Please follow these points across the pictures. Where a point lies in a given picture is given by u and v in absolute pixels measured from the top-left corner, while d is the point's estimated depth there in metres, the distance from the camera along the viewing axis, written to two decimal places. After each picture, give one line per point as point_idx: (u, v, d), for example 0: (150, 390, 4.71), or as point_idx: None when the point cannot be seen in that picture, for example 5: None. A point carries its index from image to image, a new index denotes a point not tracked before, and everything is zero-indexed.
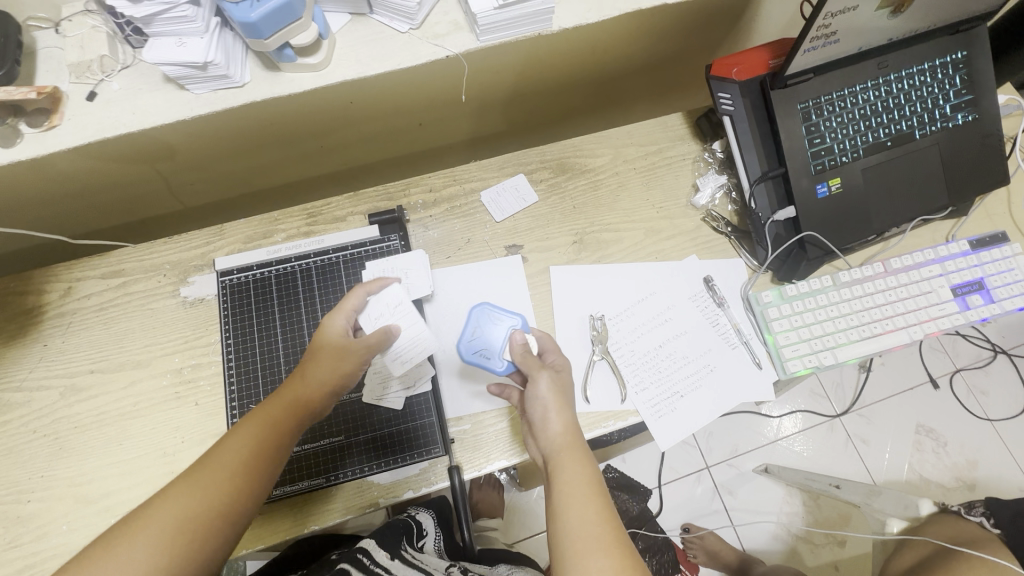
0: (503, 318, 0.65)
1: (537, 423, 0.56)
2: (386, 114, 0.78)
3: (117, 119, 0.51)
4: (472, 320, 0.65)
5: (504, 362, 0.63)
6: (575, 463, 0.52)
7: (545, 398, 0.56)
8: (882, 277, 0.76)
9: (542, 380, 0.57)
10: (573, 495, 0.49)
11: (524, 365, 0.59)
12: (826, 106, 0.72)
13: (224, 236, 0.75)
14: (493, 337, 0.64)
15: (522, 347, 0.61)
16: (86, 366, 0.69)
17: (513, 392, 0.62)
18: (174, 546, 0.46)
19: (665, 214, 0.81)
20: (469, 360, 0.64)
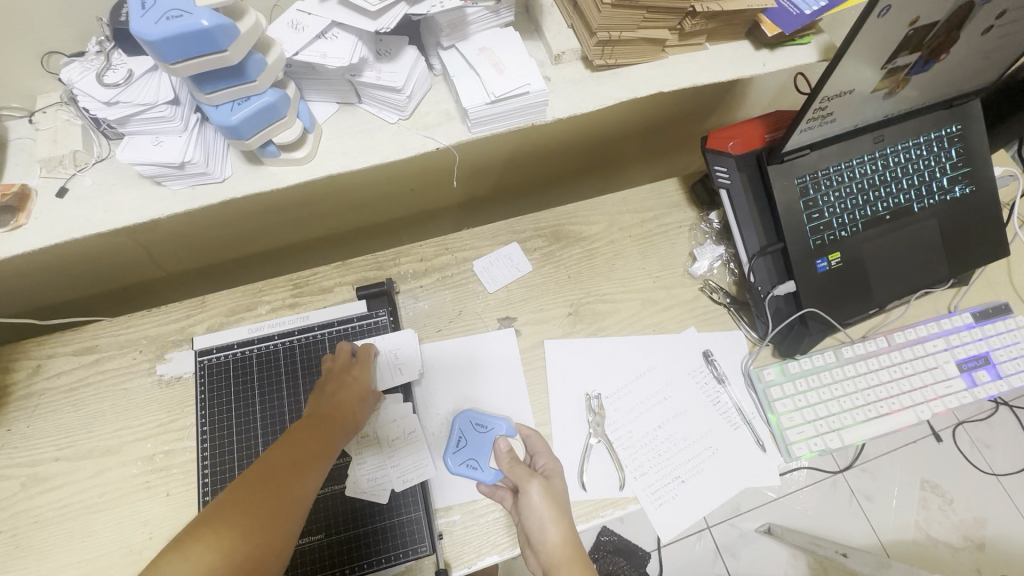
0: (488, 424, 0.67)
1: (534, 537, 0.55)
2: (376, 183, 0.76)
3: (87, 218, 0.48)
4: (457, 430, 0.66)
5: (491, 471, 0.64)
6: None
7: (539, 508, 0.56)
8: (886, 352, 0.74)
9: (534, 490, 0.57)
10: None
11: (513, 475, 0.59)
12: (825, 181, 0.71)
13: (205, 309, 0.72)
14: (480, 446, 0.66)
15: (507, 455, 0.62)
16: (51, 453, 0.65)
17: (506, 496, 0.62)
18: (261, 536, 0.45)
19: (662, 284, 0.79)
20: (458, 471, 0.64)
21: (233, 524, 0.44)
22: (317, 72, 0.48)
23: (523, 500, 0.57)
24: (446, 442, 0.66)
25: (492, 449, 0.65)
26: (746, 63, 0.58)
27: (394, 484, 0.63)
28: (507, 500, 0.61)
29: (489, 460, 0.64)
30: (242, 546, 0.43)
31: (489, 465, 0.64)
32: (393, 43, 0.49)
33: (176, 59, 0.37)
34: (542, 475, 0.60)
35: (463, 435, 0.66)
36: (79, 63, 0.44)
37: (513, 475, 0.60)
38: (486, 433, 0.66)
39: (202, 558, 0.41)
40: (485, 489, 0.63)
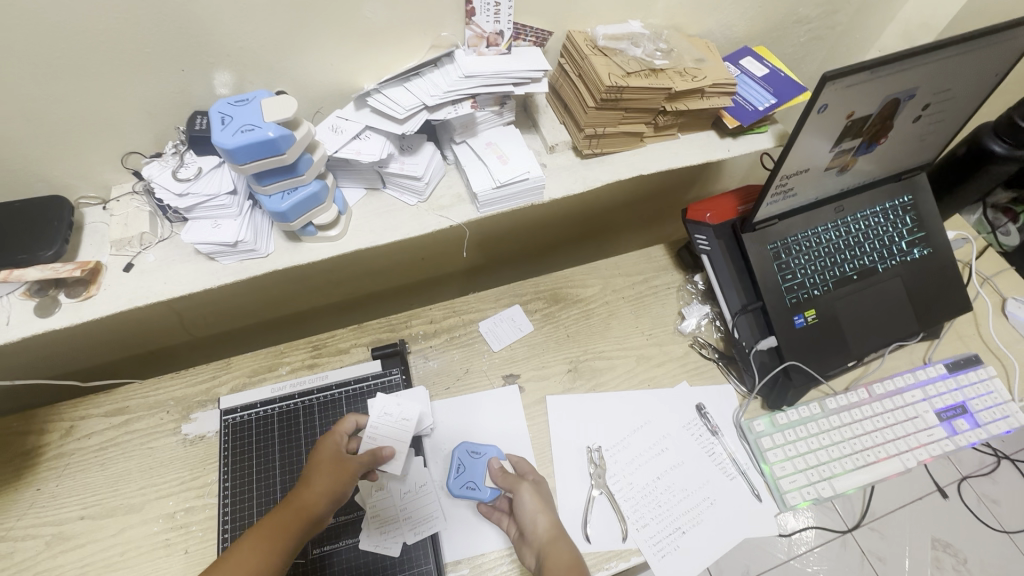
0: (481, 450, 0.71)
1: (528, 528, 0.63)
2: (393, 253, 0.84)
3: (149, 288, 0.56)
4: (456, 458, 0.70)
5: (488, 488, 0.68)
6: (566, 556, 0.59)
7: (530, 502, 0.64)
8: (868, 403, 0.79)
9: (526, 492, 0.64)
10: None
11: (507, 484, 0.66)
12: (794, 246, 0.79)
13: (230, 370, 0.78)
14: (475, 469, 0.69)
15: (500, 472, 0.68)
16: (77, 512, 0.68)
17: (502, 517, 0.66)
18: None
19: (655, 341, 0.85)
20: (459, 494, 0.68)
21: None
22: (351, 165, 0.57)
23: (517, 499, 0.64)
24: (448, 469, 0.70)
25: (486, 470, 0.69)
26: (713, 148, 0.68)
27: (406, 537, 0.65)
28: (503, 520, 0.66)
29: (486, 480, 0.68)
30: None
31: (486, 484, 0.68)
32: (415, 139, 0.59)
33: (245, 161, 0.46)
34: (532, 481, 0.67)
35: (461, 460, 0.70)
36: (156, 162, 0.53)
37: (506, 484, 0.66)
38: (480, 457, 0.70)
39: None
40: (484, 508, 0.67)
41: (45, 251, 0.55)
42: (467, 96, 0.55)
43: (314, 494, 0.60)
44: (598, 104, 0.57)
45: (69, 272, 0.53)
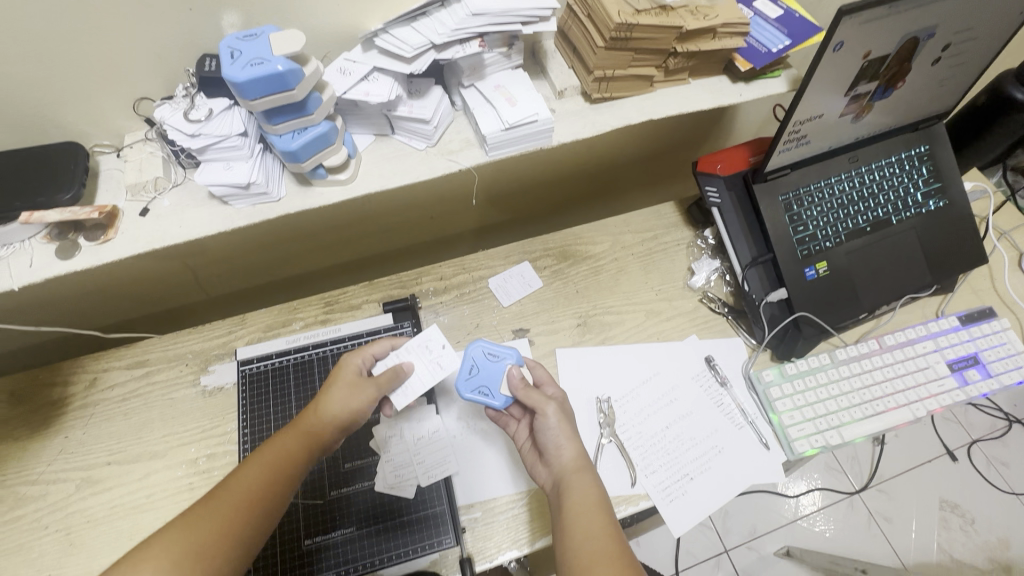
0: (500, 354, 0.68)
1: (549, 450, 0.61)
2: (402, 211, 0.85)
3: (165, 232, 0.57)
4: (471, 358, 0.67)
5: (502, 396, 0.65)
6: (587, 487, 0.57)
7: (554, 425, 0.61)
8: (878, 354, 0.78)
9: (551, 412, 0.61)
10: (582, 512, 0.54)
11: (529, 398, 0.62)
12: (806, 197, 0.78)
13: (246, 325, 0.79)
14: (492, 373, 0.67)
15: (521, 381, 0.64)
16: (104, 458, 0.70)
17: (510, 422, 0.67)
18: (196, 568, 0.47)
19: (664, 296, 0.85)
20: (469, 397, 0.66)
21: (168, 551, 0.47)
22: (359, 109, 0.57)
23: (540, 420, 0.61)
24: (460, 370, 0.67)
25: (503, 377, 0.66)
26: (725, 93, 0.67)
27: (419, 479, 0.67)
28: (511, 425, 0.67)
29: (500, 387, 0.65)
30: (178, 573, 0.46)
31: (500, 391, 0.65)
32: (422, 83, 0.59)
33: (254, 97, 0.46)
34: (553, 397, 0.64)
35: (476, 362, 0.67)
36: (167, 103, 0.53)
37: (527, 399, 0.63)
38: (497, 362, 0.67)
39: None
40: (493, 413, 0.68)
41: (63, 195, 0.56)
42: (474, 34, 0.54)
43: (324, 420, 0.60)
44: (607, 43, 0.56)
45: (87, 215, 0.55)
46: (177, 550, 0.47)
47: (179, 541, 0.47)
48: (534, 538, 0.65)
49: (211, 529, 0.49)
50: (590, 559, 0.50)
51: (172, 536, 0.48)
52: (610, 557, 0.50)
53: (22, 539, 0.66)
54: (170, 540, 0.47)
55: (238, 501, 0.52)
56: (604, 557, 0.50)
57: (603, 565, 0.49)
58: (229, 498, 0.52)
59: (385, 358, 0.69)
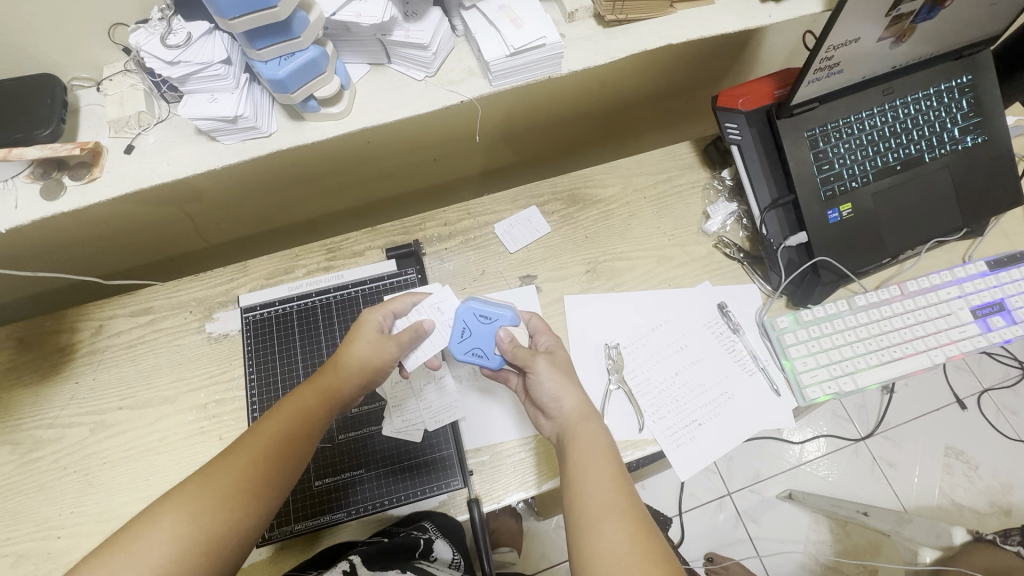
0: (493, 314, 0.64)
1: (549, 403, 0.60)
2: (403, 152, 0.80)
3: (152, 170, 0.55)
4: (460, 321, 0.64)
5: (497, 357, 0.63)
6: (593, 437, 0.56)
7: (550, 379, 0.59)
8: (899, 300, 0.75)
9: (542, 367, 0.59)
10: (588, 463, 0.54)
11: (518, 358, 0.60)
12: (834, 133, 0.73)
13: (247, 272, 0.77)
14: (485, 335, 0.64)
15: (511, 343, 0.61)
16: (115, 403, 0.71)
17: (509, 375, 0.66)
18: (216, 519, 0.48)
19: (677, 242, 0.82)
20: (464, 359, 0.64)
21: (189, 500, 0.48)
22: (352, 34, 0.54)
23: (532, 377, 0.60)
24: (451, 333, 0.65)
25: (496, 339, 0.63)
26: (753, 14, 0.60)
27: (427, 424, 0.68)
28: (510, 378, 0.66)
29: (493, 348, 0.63)
30: (198, 523, 0.47)
31: (494, 353, 0.63)
32: (419, 4, 0.54)
33: (233, 16, 0.43)
34: (546, 351, 0.63)
35: (467, 325, 0.64)
36: (143, 28, 0.50)
37: (518, 358, 0.60)
38: (490, 322, 0.64)
39: (160, 532, 0.46)
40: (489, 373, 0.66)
41: (40, 131, 0.54)
42: None
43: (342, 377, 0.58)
44: None
45: (68, 151, 0.52)
46: (196, 503, 0.48)
47: (198, 494, 0.48)
48: (541, 481, 0.66)
49: (230, 482, 0.50)
50: (600, 511, 0.50)
51: (192, 489, 0.49)
52: (621, 509, 0.50)
53: (42, 479, 0.67)
54: (191, 492, 0.49)
55: (256, 456, 0.52)
56: (614, 510, 0.50)
57: (614, 517, 0.50)
58: (248, 453, 0.52)
59: (406, 316, 0.66)
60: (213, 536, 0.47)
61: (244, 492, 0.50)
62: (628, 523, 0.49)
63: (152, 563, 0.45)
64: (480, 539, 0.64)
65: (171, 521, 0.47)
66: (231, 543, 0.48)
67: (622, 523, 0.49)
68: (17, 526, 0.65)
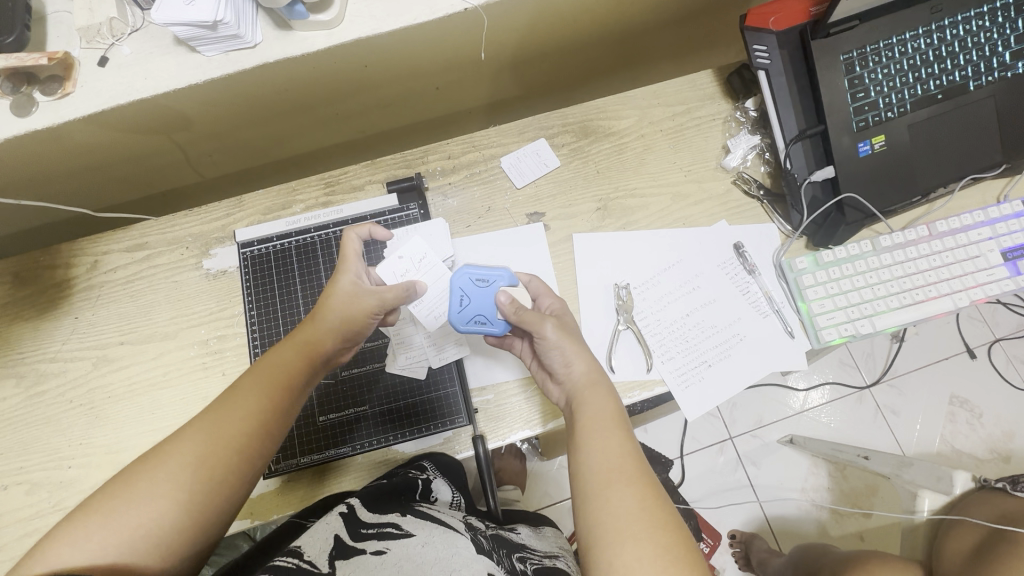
0: (489, 277, 0.63)
1: (556, 367, 0.58)
2: (403, 78, 0.75)
3: (130, 85, 0.52)
4: (456, 289, 0.62)
5: (501, 322, 0.62)
6: (603, 402, 0.55)
7: (558, 344, 0.57)
8: (926, 241, 0.72)
9: (548, 331, 0.57)
10: (601, 427, 0.53)
11: (524, 322, 0.58)
12: (872, 57, 0.67)
13: (243, 207, 0.74)
14: (486, 301, 0.62)
15: (511, 305, 0.59)
16: (116, 339, 0.70)
17: (514, 342, 0.63)
18: (194, 481, 0.49)
19: (693, 178, 0.77)
20: (466, 328, 0.62)
21: (169, 462, 0.49)
22: None
23: (541, 340, 0.58)
24: (450, 302, 0.63)
25: (496, 303, 0.62)
26: None
27: (431, 362, 0.67)
28: (516, 346, 0.64)
29: (496, 313, 0.61)
30: (176, 484, 0.48)
31: (498, 317, 0.61)
32: None
33: None
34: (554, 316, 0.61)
35: (465, 292, 0.62)
36: None
37: (524, 322, 0.58)
38: (487, 286, 0.62)
39: (142, 493, 0.48)
40: (494, 340, 0.64)
41: (3, 39, 0.51)
42: None
43: (321, 332, 0.57)
44: None
45: (35, 61, 0.49)
46: (177, 465, 0.49)
47: (178, 457, 0.49)
48: (546, 419, 0.65)
49: (208, 444, 0.50)
50: (606, 477, 0.49)
51: (170, 452, 0.50)
52: (631, 475, 0.49)
53: (50, 412, 0.68)
54: (168, 453, 0.50)
55: (237, 413, 0.52)
56: (622, 476, 0.49)
57: (622, 483, 0.49)
58: (227, 412, 0.52)
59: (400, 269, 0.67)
60: (193, 496, 0.49)
61: (219, 447, 0.50)
62: (636, 490, 0.48)
63: (133, 523, 0.47)
64: (485, 474, 0.64)
65: (148, 484, 0.48)
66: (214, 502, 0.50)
67: (630, 488, 0.48)
68: (28, 456, 0.66)
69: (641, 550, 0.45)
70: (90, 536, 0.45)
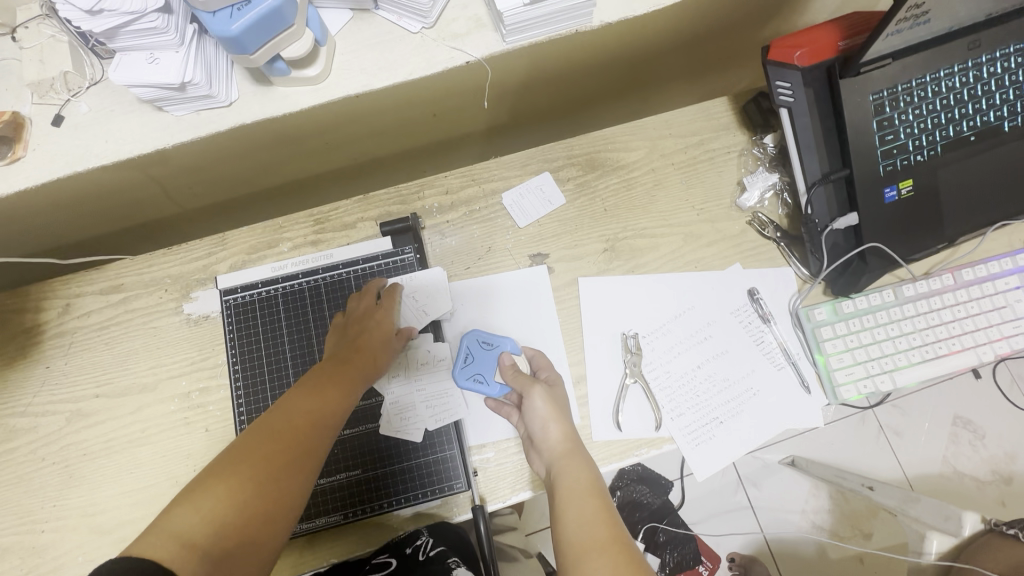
0: (495, 341, 0.66)
1: (538, 434, 0.58)
2: (397, 109, 0.70)
3: (88, 148, 0.49)
4: (463, 348, 0.65)
5: (497, 384, 0.64)
6: (578, 471, 0.54)
7: (540, 409, 0.59)
8: (951, 291, 0.68)
9: (537, 395, 0.59)
10: (575, 497, 0.51)
11: (518, 383, 0.61)
12: (903, 96, 0.62)
13: (227, 246, 0.69)
14: (488, 362, 0.65)
15: (511, 368, 0.63)
16: (91, 390, 0.66)
17: (511, 412, 0.62)
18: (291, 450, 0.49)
19: (706, 217, 0.72)
20: (466, 385, 0.64)
21: (261, 436, 0.49)
22: None
23: (527, 403, 0.60)
24: (454, 358, 0.65)
25: (497, 365, 0.65)
26: None
27: (427, 424, 0.63)
28: (512, 416, 0.62)
29: (495, 374, 0.64)
30: (276, 449, 0.49)
31: (495, 378, 0.64)
32: None
33: None
34: (545, 382, 0.62)
35: (470, 351, 0.65)
36: None
37: (518, 383, 0.61)
38: (492, 350, 0.65)
39: (244, 462, 0.47)
40: (492, 403, 0.63)
41: None
42: None
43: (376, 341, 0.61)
44: None
45: None
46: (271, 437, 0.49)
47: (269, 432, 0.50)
48: None
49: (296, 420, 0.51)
50: (582, 547, 0.46)
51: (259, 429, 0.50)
52: (603, 543, 0.46)
53: (20, 471, 0.63)
54: (254, 442, 0.49)
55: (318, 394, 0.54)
56: (597, 544, 0.47)
57: (595, 550, 0.46)
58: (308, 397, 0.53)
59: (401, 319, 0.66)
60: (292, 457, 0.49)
61: (303, 433, 0.51)
62: (610, 557, 0.45)
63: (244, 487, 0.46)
64: (485, 542, 0.61)
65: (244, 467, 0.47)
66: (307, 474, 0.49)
67: (604, 555, 0.45)
68: None
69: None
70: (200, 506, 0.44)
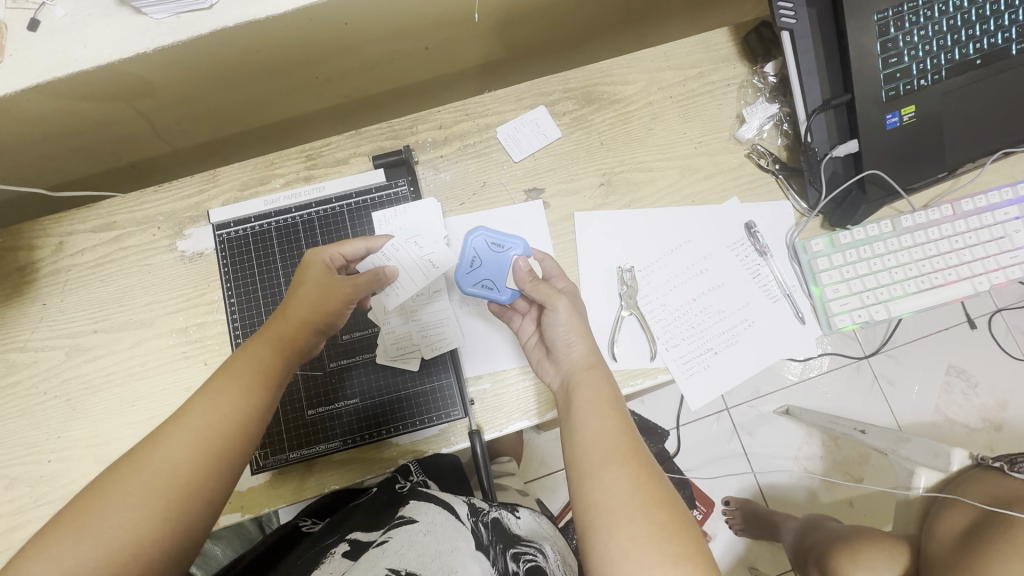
0: (505, 244, 0.63)
1: (557, 346, 0.56)
2: (387, 38, 0.68)
3: (67, 53, 0.49)
4: (471, 248, 0.63)
5: (508, 290, 0.61)
6: (598, 384, 0.52)
7: (565, 322, 0.55)
8: (949, 221, 0.68)
9: (561, 307, 0.55)
10: (590, 407, 0.50)
11: (536, 292, 0.56)
12: (908, 16, 0.61)
13: (218, 182, 0.68)
14: (498, 266, 0.62)
15: (527, 275, 0.58)
16: (89, 327, 0.66)
17: (514, 318, 0.62)
18: (173, 480, 0.44)
19: (704, 150, 0.71)
20: (471, 290, 0.62)
21: (140, 467, 0.45)
22: None
23: (549, 314, 0.56)
24: (460, 261, 0.63)
25: (509, 269, 0.61)
26: None
27: (423, 352, 0.64)
28: (516, 321, 0.62)
29: (504, 280, 0.61)
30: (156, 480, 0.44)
31: (506, 285, 0.61)
32: None
33: None
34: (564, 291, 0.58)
35: (477, 255, 0.63)
36: None
37: (536, 293, 0.56)
38: (501, 253, 0.63)
39: (117, 500, 0.43)
40: (496, 308, 0.63)
41: None
42: None
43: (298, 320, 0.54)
44: None
45: None
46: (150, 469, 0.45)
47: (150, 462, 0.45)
48: (545, 410, 0.63)
49: (180, 444, 0.46)
50: (600, 458, 0.46)
51: (140, 457, 0.45)
52: (623, 454, 0.46)
53: (24, 404, 0.64)
54: (130, 478, 0.44)
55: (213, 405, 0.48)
56: (615, 455, 0.46)
57: (615, 462, 0.46)
58: (201, 409, 0.47)
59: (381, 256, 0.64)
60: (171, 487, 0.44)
61: (187, 458, 0.45)
62: (631, 468, 0.45)
63: (112, 529, 0.42)
64: (482, 467, 0.62)
65: (107, 507, 0.43)
66: (190, 502, 0.45)
67: (624, 468, 0.45)
68: (3, 450, 0.63)
69: (636, 530, 0.42)
70: (62, 553, 0.41)
